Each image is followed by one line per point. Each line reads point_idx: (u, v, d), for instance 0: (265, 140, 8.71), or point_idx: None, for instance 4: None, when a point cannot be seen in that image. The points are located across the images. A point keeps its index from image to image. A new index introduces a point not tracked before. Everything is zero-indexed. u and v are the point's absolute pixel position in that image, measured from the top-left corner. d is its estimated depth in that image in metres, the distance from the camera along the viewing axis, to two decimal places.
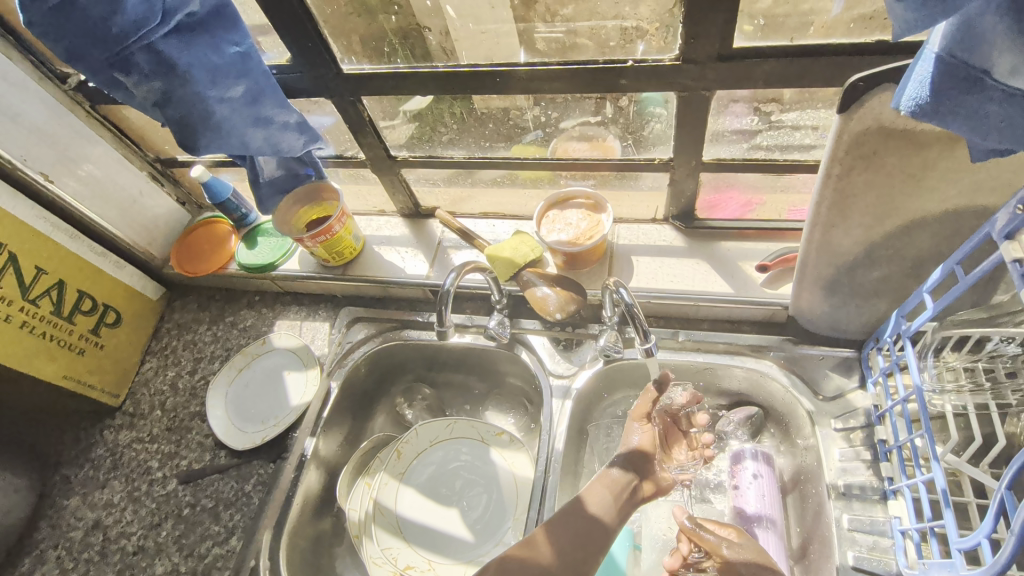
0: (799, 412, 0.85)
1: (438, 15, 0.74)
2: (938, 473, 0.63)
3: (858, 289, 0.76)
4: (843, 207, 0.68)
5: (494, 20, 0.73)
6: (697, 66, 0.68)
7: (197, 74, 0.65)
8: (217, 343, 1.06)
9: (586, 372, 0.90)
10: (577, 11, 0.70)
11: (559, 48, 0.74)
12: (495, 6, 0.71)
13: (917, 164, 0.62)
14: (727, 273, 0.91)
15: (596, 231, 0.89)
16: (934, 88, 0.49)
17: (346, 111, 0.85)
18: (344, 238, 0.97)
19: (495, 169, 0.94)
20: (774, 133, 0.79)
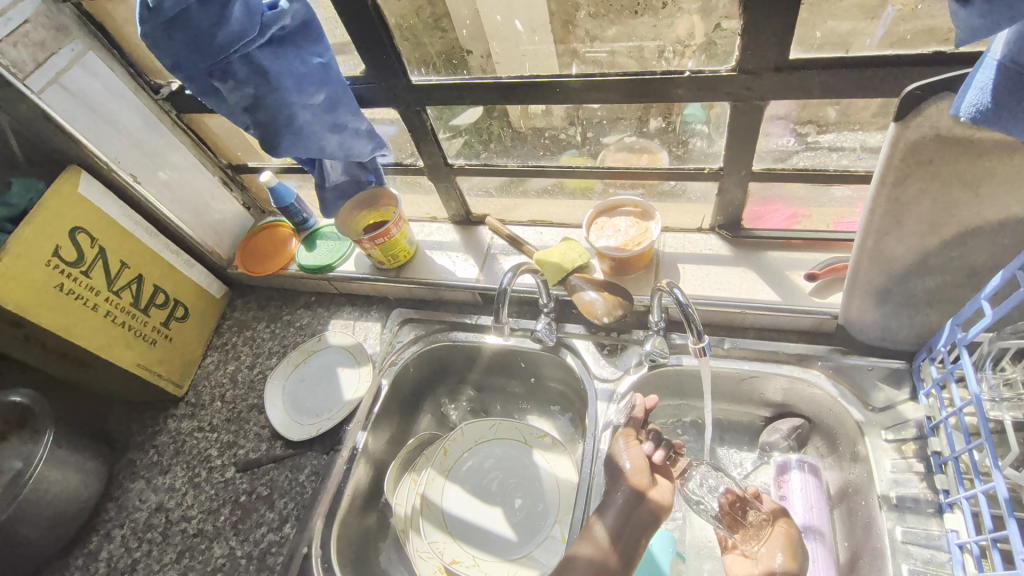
0: (848, 423, 0.84)
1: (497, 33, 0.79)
2: (1000, 482, 0.61)
3: (911, 298, 0.77)
4: (897, 215, 0.69)
5: (532, 43, 0.80)
6: (752, 77, 0.71)
7: (285, 81, 0.72)
8: (275, 340, 1.11)
9: (632, 377, 0.91)
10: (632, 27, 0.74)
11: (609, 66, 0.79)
12: (537, 30, 0.78)
13: (974, 172, 0.63)
14: (774, 282, 0.92)
15: (644, 238, 0.91)
16: (995, 95, 0.52)
17: (411, 119, 0.90)
18: (400, 242, 1.01)
19: (546, 178, 0.98)
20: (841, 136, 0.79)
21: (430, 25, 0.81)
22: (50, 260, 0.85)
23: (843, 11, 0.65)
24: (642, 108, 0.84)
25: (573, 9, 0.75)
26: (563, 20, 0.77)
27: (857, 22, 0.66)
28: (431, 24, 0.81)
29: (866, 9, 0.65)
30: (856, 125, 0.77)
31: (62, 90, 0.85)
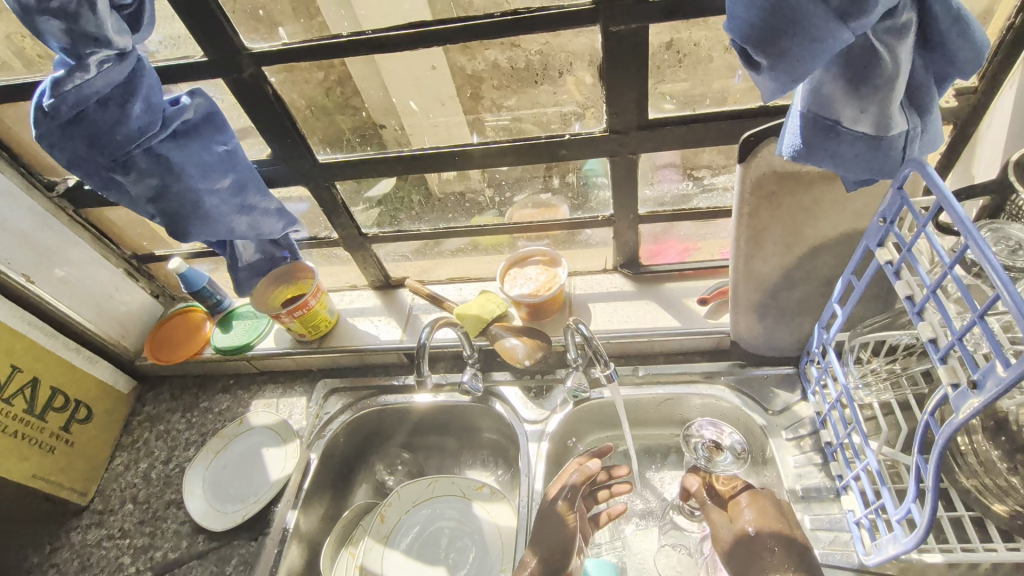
0: (754, 429, 0.93)
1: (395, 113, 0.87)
2: (873, 460, 0.70)
3: (784, 308, 0.88)
4: (758, 239, 0.80)
5: (443, 115, 0.86)
6: (622, 135, 0.82)
7: (190, 170, 0.74)
8: (192, 429, 1.06)
9: (558, 415, 0.95)
10: (517, 103, 0.83)
11: (510, 133, 0.86)
12: (445, 102, 0.84)
13: (808, 199, 0.76)
14: (674, 309, 1.01)
15: (554, 283, 0.98)
16: (803, 137, 0.63)
17: (321, 195, 0.94)
18: (320, 312, 1.02)
19: (458, 237, 1.04)
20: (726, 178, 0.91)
21: (341, 104, 0.84)
22: None
23: (715, 70, 0.76)
24: (538, 170, 0.93)
25: (478, 83, 0.81)
26: (469, 92, 0.82)
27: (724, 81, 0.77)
28: (340, 103, 0.84)
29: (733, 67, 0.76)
30: (717, 168, 0.90)
31: None
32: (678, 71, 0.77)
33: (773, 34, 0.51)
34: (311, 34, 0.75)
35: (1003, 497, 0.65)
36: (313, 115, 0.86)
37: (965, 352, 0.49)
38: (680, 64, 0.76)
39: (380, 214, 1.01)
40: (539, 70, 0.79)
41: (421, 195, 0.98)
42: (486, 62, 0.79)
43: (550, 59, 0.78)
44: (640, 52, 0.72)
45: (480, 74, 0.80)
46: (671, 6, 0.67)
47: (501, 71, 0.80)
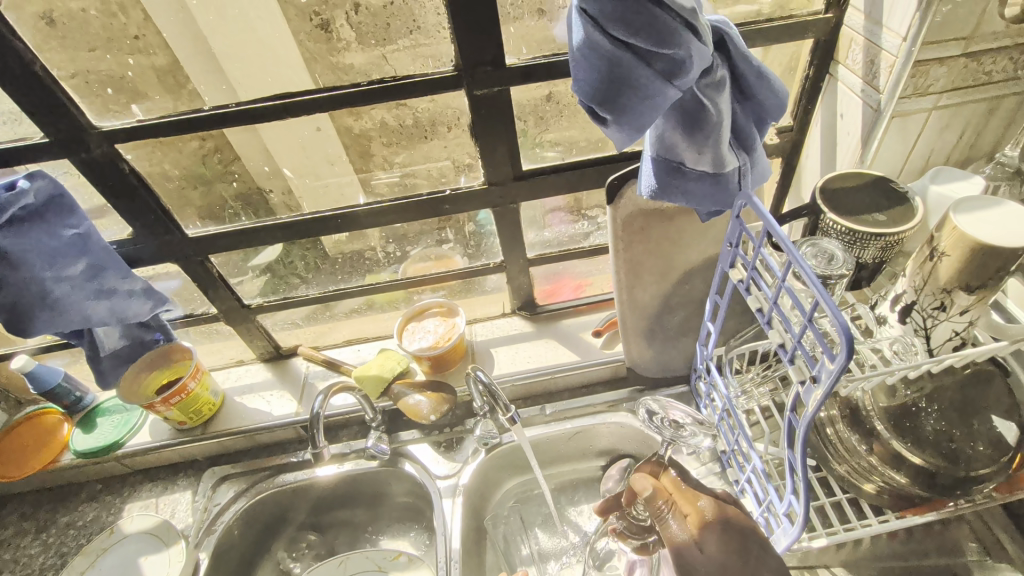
0: (658, 449, 0.97)
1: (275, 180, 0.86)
2: (756, 459, 0.77)
3: (668, 331, 0.95)
4: (635, 271, 0.87)
5: (333, 174, 0.87)
6: (500, 187, 0.86)
7: (32, 259, 0.68)
8: (48, 552, 0.91)
9: (470, 466, 0.93)
10: (408, 160, 0.86)
11: (402, 189, 0.88)
12: (335, 162, 0.85)
13: (672, 230, 0.83)
14: (572, 344, 1.05)
15: (452, 332, 0.98)
16: (656, 177, 0.71)
17: (194, 270, 0.89)
18: (201, 395, 0.95)
19: (352, 298, 1.01)
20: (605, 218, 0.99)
21: (220, 172, 0.83)
22: None
23: (582, 122, 0.84)
24: (431, 223, 0.95)
25: (367, 142, 0.83)
26: (358, 152, 0.85)
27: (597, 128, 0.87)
28: (219, 171, 0.83)
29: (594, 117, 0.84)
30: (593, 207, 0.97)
31: None
32: (560, 119, 0.83)
33: (613, 93, 0.58)
34: (181, 104, 0.73)
35: (868, 477, 0.73)
36: (188, 186, 0.82)
37: (805, 352, 0.56)
38: (561, 113, 0.83)
39: (264, 285, 0.97)
40: (427, 126, 0.82)
41: (310, 261, 0.96)
42: (372, 122, 0.80)
43: (429, 118, 0.81)
44: (504, 111, 0.77)
45: (368, 133, 0.82)
46: (526, 71, 0.73)
47: (389, 130, 0.82)
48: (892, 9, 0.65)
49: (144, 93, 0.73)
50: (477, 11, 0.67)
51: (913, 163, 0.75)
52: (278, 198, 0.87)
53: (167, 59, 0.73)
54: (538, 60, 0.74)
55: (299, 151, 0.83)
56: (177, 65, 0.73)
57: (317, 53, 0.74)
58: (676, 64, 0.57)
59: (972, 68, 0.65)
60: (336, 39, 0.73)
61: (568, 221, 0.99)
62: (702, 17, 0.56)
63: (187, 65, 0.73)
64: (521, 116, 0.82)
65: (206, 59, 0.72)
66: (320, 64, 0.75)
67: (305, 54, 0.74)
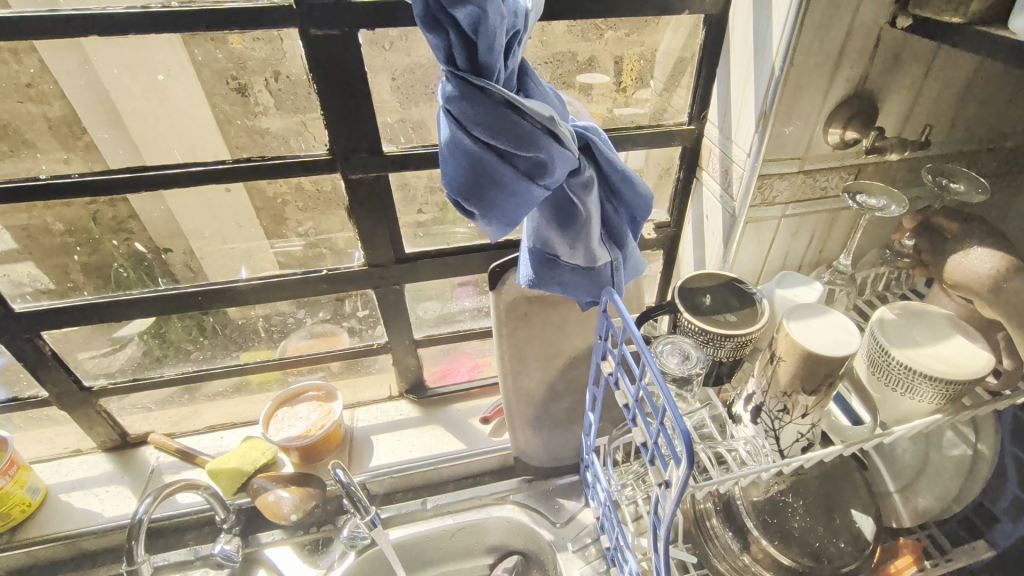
0: (544, 544, 0.92)
1: (176, 240, 0.78)
2: (632, 559, 0.74)
3: (555, 419, 0.93)
4: (520, 357, 0.85)
5: (241, 238, 0.81)
6: (382, 268, 0.84)
7: None
8: None
9: (335, 572, 0.82)
10: (325, 226, 0.81)
11: (302, 258, 0.83)
12: (244, 224, 0.79)
13: (556, 317, 0.83)
14: (459, 431, 1.00)
15: (327, 419, 0.91)
16: (533, 268, 0.72)
17: (20, 349, 0.78)
18: (13, 493, 0.81)
19: (217, 380, 0.92)
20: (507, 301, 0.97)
21: (114, 228, 0.75)
22: None
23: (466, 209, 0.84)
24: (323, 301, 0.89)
25: (281, 206, 0.78)
26: (271, 216, 0.79)
27: None
28: (110, 227, 0.75)
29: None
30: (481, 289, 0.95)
31: None
32: None
33: (476, 189, 0.57)
34: (75, 156, 0.69)
35: None
36: (72, 242, 0.75)
37: (660, 454, 0.55)
38: None
39: (137, 357, 0.86)
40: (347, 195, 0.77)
41: (194, 331, 0.87)
42: (288, 186, 0.76)
43: (324, 182, 0.76)
44: (383, 195, 0.77)
45: (282, 197, 0.77)
46: (402, 161, 0.73)
47: (305, 194, 0.77)
48: (739, 125, 0.71)
49: (32, 143, 0.67)
50: (353, 99, 0.67)
51: (771, 265, 0.81)
52: (178, 257, 0.80)
53: (63, 110, 0.68)
54: (417, 149, 0.75)
55: (204, 200, 0.75)
56: (75, 118, 0.68)
57: (232, 115, 0.71)
58: (538, 165, 0.58)
59: (809, 183, 0.71)
60: (252, 103, 0.70)
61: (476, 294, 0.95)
62: (562, 125, 0.57)
63: (86, 119, 0.69)
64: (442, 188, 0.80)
65: (106, 112, 0.69)
66: (234, 126, 0.71)
67: (218, 117, 0.71)
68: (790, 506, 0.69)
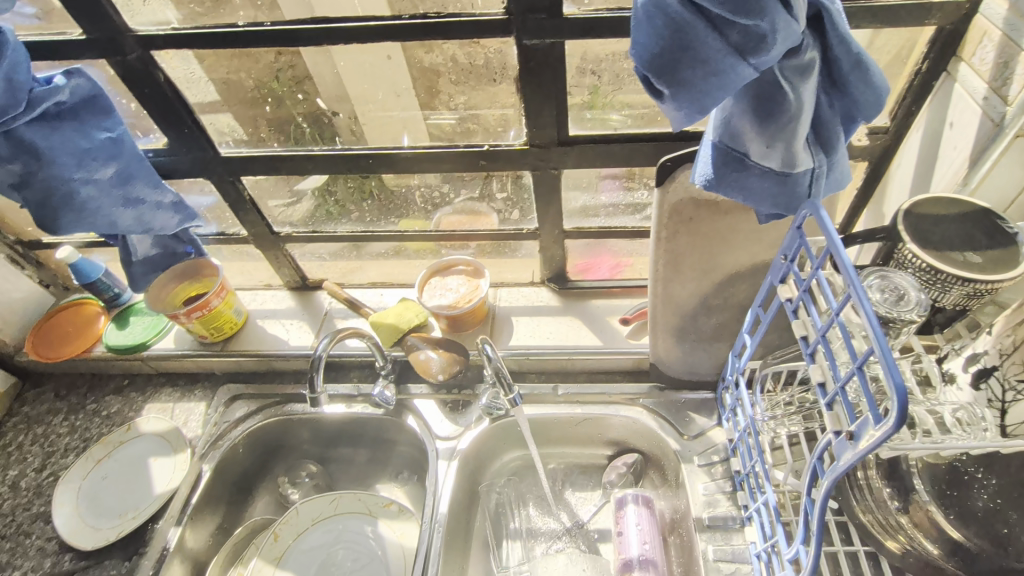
0: (668, 452, 0.92)
1: (344, 105, 0.80)
2: (771, 493, 0.71)
3: (702, 334, 0.87)
4: (675, 264, 0.79)
5: (400, 107, 0.80)
6: (543, 150, 0.78)
7: (62, 157, 0.67)
8: (74, 433, 0.98)
9: (472, 432, 0.92)
10: (472, 100, 0.78)
11: (458, 132, 0.81)
12: (401, 95, 0.78)
13: (724, 226, 0.74)
14: (597, 327, 0.99)
15: (475, 294, 0.94)
16: (713, 167, 0.62)
17: (226, 190, 0.88)
18: (224, 313, 0.97)
19: (380, 241, 0.99)
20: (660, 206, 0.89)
21: (291, 88, 0.78)
22: None
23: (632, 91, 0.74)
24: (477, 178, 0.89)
25: (435, 77, 0.76)
26: (425, 88, 0.77)
27: None
28: (290, 85, 0.78)
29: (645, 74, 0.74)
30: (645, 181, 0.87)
31: None
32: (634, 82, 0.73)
33: (672, 65, 0.49)
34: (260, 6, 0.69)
35: (892, 534, 0.60)
36: (261, 98, 0.79)
37: (846, 401, 0.48)
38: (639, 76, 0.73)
39: (311, 210, 0.95)
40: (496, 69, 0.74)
41: (358, 193, 0.92)
42: (444, 56, 0.73)
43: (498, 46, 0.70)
44: (557, 67, 0.69)
45: (438, 68, 0.74)
46: (585, 25, 0.65)
47: (459, 67, 0.74)
48: None
49: None
50: None
51: None
52: (343, 122, 0.82)
53: None
54: (602, 12, 0.65)
55: (368, 67, 0.75)
56: None
57: None
58: (754, 37, 0.47)
59: None
60: None
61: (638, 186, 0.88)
62: None
63: None
64: (594, 71, 0.72)
65: None
66: None
67: None
68: (978, 483, 0.59)
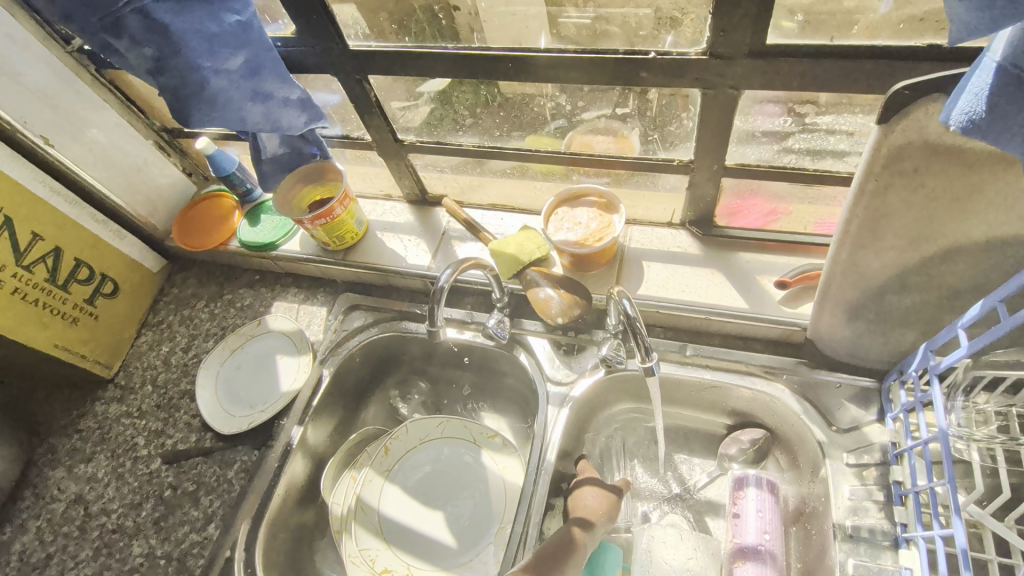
0: (809, 441, 0.80)
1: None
2: (958, 528, 0.59)
3: (886, 316, 0.70)
4: (875, 227, 0.61)
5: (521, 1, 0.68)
6: (726, 62, 0.61)
7: (191, 42, 0.62)
8: (213, 320, 1.04)
9: (586, 380, 0.87)
10: None
11: (590, 36, 0.68)
12: None
13: (961, 185, 0.55)
14: (743, 286, 0.85)
15: (607, 232, 0.83)
16: (992, 103, 0.43)
17: (352, 90, 0.80)
18: (346, 222, 0.94)
19: (505, 160, 0.89)
20: (806, 136, 0.72)
21: None
22: None
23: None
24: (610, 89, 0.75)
25: None
26: None
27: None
28: None
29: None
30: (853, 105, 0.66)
31: None
32: None
33: None
34: None
35: None
36: None
37: None
38: None
39: (427, 118, 0.87)
40: None
41: (478, 98, 0.83)
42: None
43: None
44: None
45: None
46: None
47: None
48: None
49: None
50: None
51: None
52: (463, 19, 0.72)
53: None
54: None
55: None
56: None
57: None
58: None
59: None
60: None
61: (836, 117, 0.69)
62: None
63: None
64: None
65: None
66: None
67: None
68: None
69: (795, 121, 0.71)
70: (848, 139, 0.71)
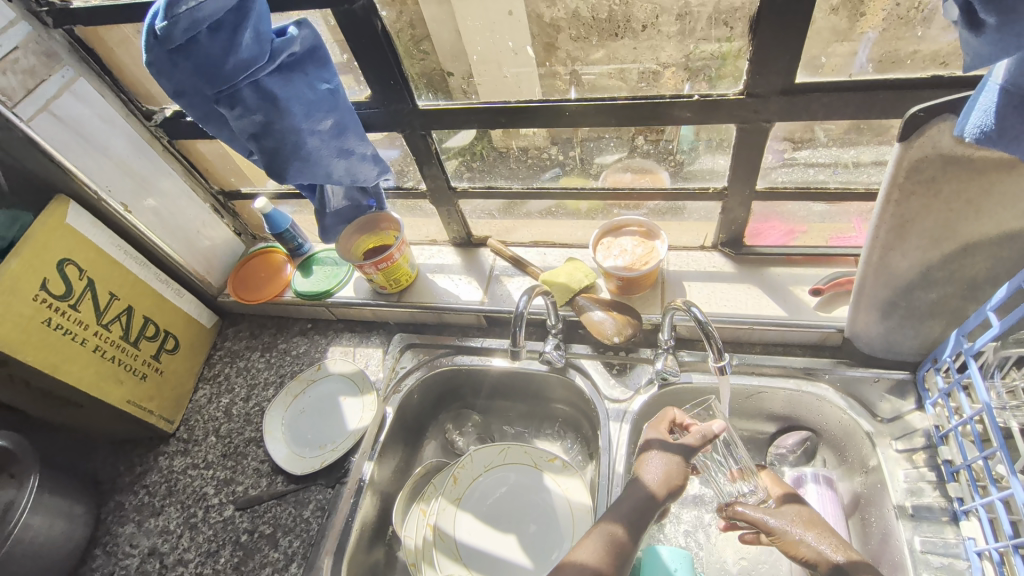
0: (858, 434, 0.86)
1: (457, 63, 0.80)
2: (1017, 489, 0.63)
3: (915, 311, 0.78)
4: (902, 231, 0.70)
5: (514, 65, 0.79)
6: (759, 100, 0.72)
7: (295, 107, 0.70)
8: (271, 369, 1.08)
9: (643, 397, 0.92)
10: (616, 57, 0.76)
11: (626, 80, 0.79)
12: (517, 52, 0.78)
13: (975, 188, 0.64)
14: (779, 297, 0.93)
15: (651, 257, 0.91)
16: (999, 117, 0.53)
17: (416, 144, 0.89)
18: (402, 266, 1.01)
19: (546, 199, 0.98)
20: (787, 170, 0.85)
21: (410, 48, 0.79)
22: (37, 293, 0.82)
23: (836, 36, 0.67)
24: (631, 133, 0.86)
25: (554, 33, 0.75)
26: (542, 43, 0.76)
27: (945, 33, 0.64)
28: (408, 48, 0.79)
29: (837, 33, 0.66)
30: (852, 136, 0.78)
31: (52, 118, 0.82)
32: (840, 20, 0.65)
33: None
34: None
35: None
36: (413, 52, 0.79)
37: None
38: (844, 9, 0.64)
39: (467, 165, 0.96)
40: (621, 22, 0.72)
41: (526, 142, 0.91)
42: (566, 10, 0.72)
43: None
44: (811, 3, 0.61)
45: (557, 23, 0.74)
46: None
47: (582, 22, 0.73)
48: None
49: None
50: None
51: None
52: (456, 82, 0.82)
53: None
54: None
55: (487, 30, 0.76)
56: None
57: None
58: None
59: None
60: None
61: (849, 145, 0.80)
62: None
63: None
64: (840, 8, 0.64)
65: None
66: None
67: None
68: None
69: (780, 155, 0.83)
70: (827, 170, 0.83)
